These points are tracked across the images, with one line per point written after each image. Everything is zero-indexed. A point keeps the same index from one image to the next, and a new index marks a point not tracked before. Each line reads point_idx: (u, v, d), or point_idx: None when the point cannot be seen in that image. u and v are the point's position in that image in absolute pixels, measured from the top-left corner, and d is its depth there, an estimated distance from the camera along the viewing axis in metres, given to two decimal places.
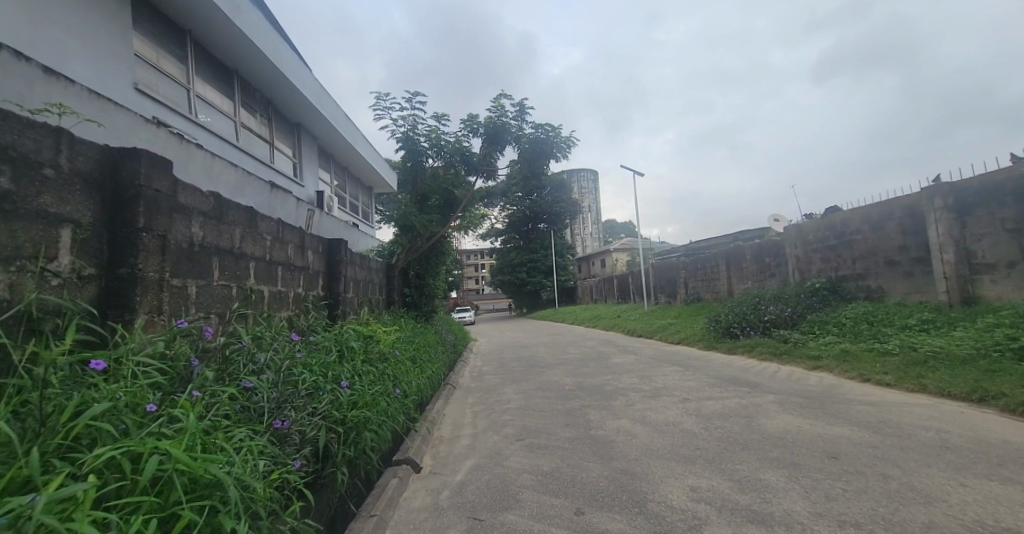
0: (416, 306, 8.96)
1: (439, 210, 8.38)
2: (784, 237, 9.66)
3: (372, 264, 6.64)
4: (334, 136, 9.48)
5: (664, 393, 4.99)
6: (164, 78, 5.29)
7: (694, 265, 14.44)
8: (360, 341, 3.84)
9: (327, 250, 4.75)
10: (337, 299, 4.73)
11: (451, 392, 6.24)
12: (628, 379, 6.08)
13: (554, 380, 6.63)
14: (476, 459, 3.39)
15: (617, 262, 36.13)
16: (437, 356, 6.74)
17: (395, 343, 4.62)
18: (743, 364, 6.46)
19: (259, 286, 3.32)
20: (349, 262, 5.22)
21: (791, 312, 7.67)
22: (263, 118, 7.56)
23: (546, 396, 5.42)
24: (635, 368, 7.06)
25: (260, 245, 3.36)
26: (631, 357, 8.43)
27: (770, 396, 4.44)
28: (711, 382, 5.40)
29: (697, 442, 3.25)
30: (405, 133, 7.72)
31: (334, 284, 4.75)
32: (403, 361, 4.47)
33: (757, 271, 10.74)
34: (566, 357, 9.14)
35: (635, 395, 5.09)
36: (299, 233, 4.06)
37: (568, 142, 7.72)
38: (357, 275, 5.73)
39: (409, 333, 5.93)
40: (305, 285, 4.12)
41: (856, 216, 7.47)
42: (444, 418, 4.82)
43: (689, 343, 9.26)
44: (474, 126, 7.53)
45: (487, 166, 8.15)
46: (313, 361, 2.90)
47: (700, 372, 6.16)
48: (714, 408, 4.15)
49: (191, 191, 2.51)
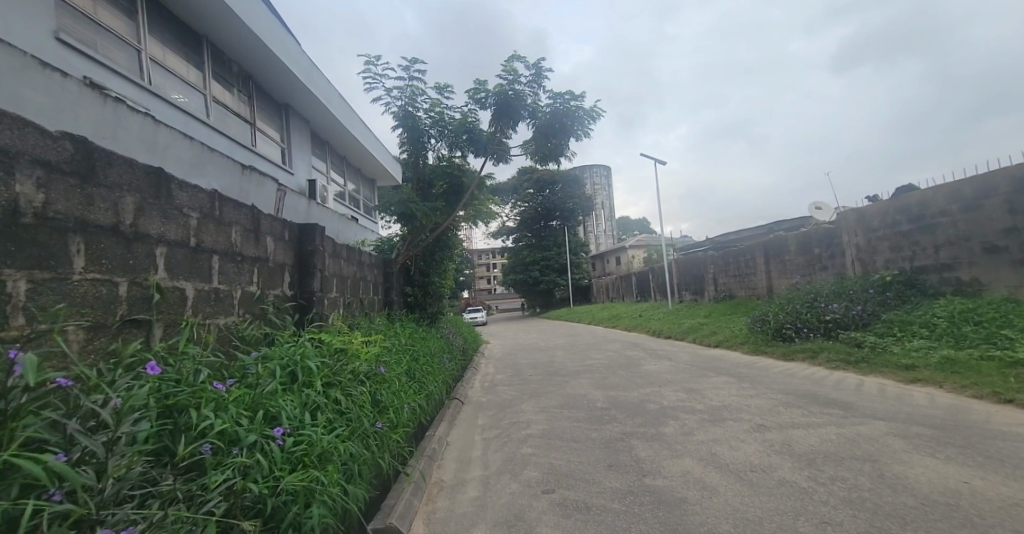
0: (421, 309, 7.97)
1: (444, 198, 7.40)
2: (838, 224, 8.48)
3: (364, 259, 5.67)
4: (328, 120, 8.53)
5: (729, 416, 3.93)
6: (106, 34, 4.36)
7: (724, 259, 13.26)
8: (330, 356, 2.82)
9: (297, 237, 3.77)
10: (311, 299, 3.73)
11: (460, 411, 5.23)
12: (674, 394, 5.01)
13: (580, 393, 5.57)
14: (488, 530, 2.33)
15: (632, 258, 34.84)
16: (441, 365, 5.77)
17: (382, 357, 3.60)
18: (811, 375, 5.35)
19: (176, 282, 2.30)
20: (326, 254, 4.24)
21: (860, 311, 6.53)
22: (241, 95, 6.64)
23: (576, 418, 4.36)
24: (676, 377, 6.01)
25: (179, 226, 2.34)
26: (666, 363, 7.35)
27: (883, 425, 3.30)
28: (784, 400, 4.29)
29: (819, 508, 2.17)
30: (404, 108, 6.70)
31: (307, 282, 3.75)
32: (392, 379, 3.45)
33: (804, 264, 9.53)
34: (590, 362, 8.07)
35: (690, 417, 4.00)
36: (251, 214, 3.06)
37: (593, 114, 6.64)
38: (341, 271, 4.75)
39: (407, 340, 4.96)
40: (258, 282, 3.11)
41: (940, 194, 6.31)
42: (448, 449, 3.80)
43: (731, 346, 8.15)
44: (482, 98, 6.48)
45: (499, 146, 7.06)
46: (237, 395, 1.90)
47: (761, 385, 5.05)
48: (811, 443, 3.04)
49: (9, 124, 1.48)
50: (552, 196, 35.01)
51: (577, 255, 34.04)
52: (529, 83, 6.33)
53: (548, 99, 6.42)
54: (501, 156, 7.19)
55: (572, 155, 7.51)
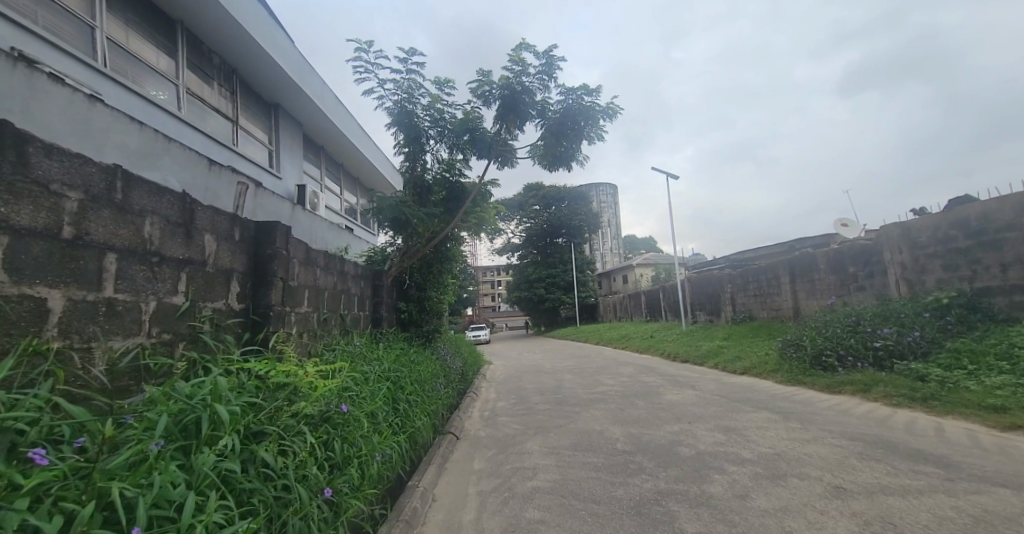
0: (415, 327, 7.22)
1: (443, 204, 6.79)
2: (877, 240, 7.73)
3: (347, 269, 4.96)
4: (323, 124, 7.94)
5: (790, 470, 3.12)
6: (47, 6, 3.73)
7: (742, 278, 12.47)
8: (268, 391, 2.06)
9: (254, 238, 3.05)
10: (268, 314, 2.98)
11: (455, 451, 4.43)
12: (710, 434, 4.22)
13: (596, 429, 4.76)
14: None
15: (641, 277, 33.99)
16: (434, 393, 5.02)
17: (345, 391, 2.85)
18: (873, 414, 4.53)
19: (27, 289, 1.56)
20: (294, 261, 3.53)
21: (917, 337, 5.74)
22: (223, 91, 5.96)
23: (593, 465, 3.54)
24: (707, 412, 5.21)
25: (39, 208, 1.62)
26: (690, 393, 6.53)
27: (1010, 495, 2.46)
28: (854, 449, 3.45)
29: None
30: (399, 104, 6.07)
31: (262, 293, 3.01)
32: (359, 419, 2.69)
33: (838, 284, 8.72)
34: (604, 390, 7.25)
35: (740, 471, 3.17)
36: (178, 204, 2.34)
37: (609, 112, 5.96)
38: (316, 282, 4.03)
39: (394, 367, 4.22)
40: (185, 290, 2.36)
41: (1009, 204, 5.55)
42: (435, 509, 2.99)
43: (761, 375, 7.35)
44: (487, 94, 5.83)
45: (505, 147, 6.39)
46: (56, 476, 1.11)
47: (814, 426, 4.22)
48: (925, 524, 2.20)
49: None
50: (558, 212, 34.49)
51: (583, 273, 33.23)
52: (538, 77, 5.67)
53: (559, 94, 5.77)
54: (506, 159, 6.53)
55: (584, 160, 6.86)
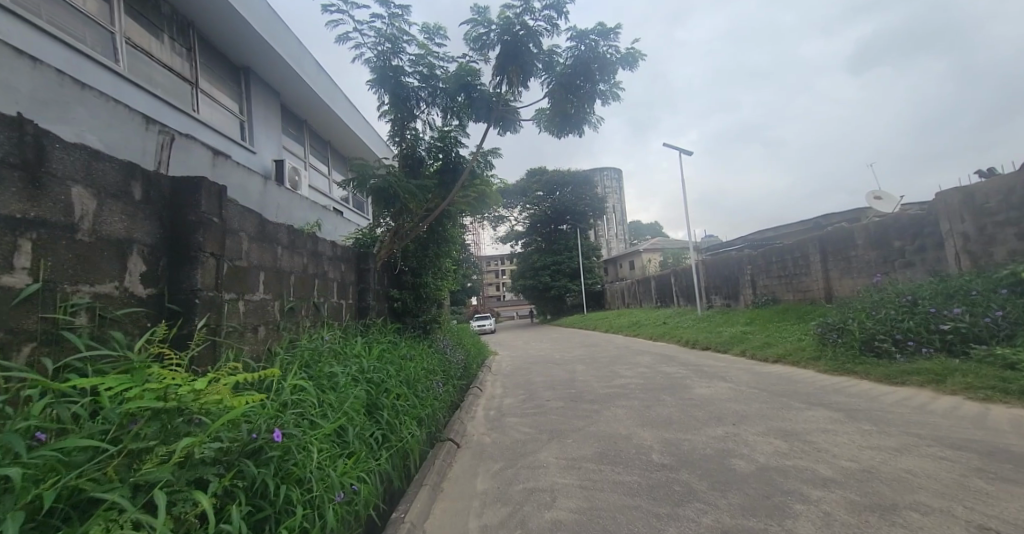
0: (411, 317, 6.45)
1: (437, 178, 5.97)
2: (931, 210, 6.86)
3: (321, 250, 4.17)
4: (302, 93, 7.05)
5: (897, 495, 2.34)
6: None
7: (764, 258, 11.62)
8: (138, 420, 1.27)
9: (170, 200, 2.22)
10: (191, 303, 2.17)
11: (455, 463, 3.66)
12: (768, 440, 3.44)
13: (622, 433, 4.00)
14: None
15: (648, 263, 33.16)
16: (430, 394, 4.27)
17: (290, 408, 2.09)
18: (960, 413, 3.76)
19: None
20: (235, 235, 2.71)
21: (999, 317, 4.99)
22: (178, 47, 5.07)
23: (628, 488, 2.75)
24: (752, 409, 4.43)
25: None
26: (723, 386, 5.75)
27: None
28: (969, 465, 2.64)
29: None
30: (383, 59, 5.19)
31: (181, 274, 2.20)
32: (309, 443, 1.93)
33: (881, 260, 7.85)
34: (624, 383, 6.48)
35: (829, 498, 2.37)
36: (11, 132, 1.50)
37: (629, 59, 5.07)
38: (275, 263, 3.25)
39: (377, 366, 3.45)
40: (28, 266, 1.53)
41: None
42: None
43: (799, 363, 6.58)
44: (485, 40, 4.93)
45: (506, 109, 5.60)
46: None
47: (896, 429, 3.44)
48: None
49: None
50: (562, 198, 33.51)
51: (590, 260, 32.37)
52: (543, 15, 4.77)
53: (570, 39, 4.89)
54: (508, 123, 5.77)
55: (597, 124, 6.03)
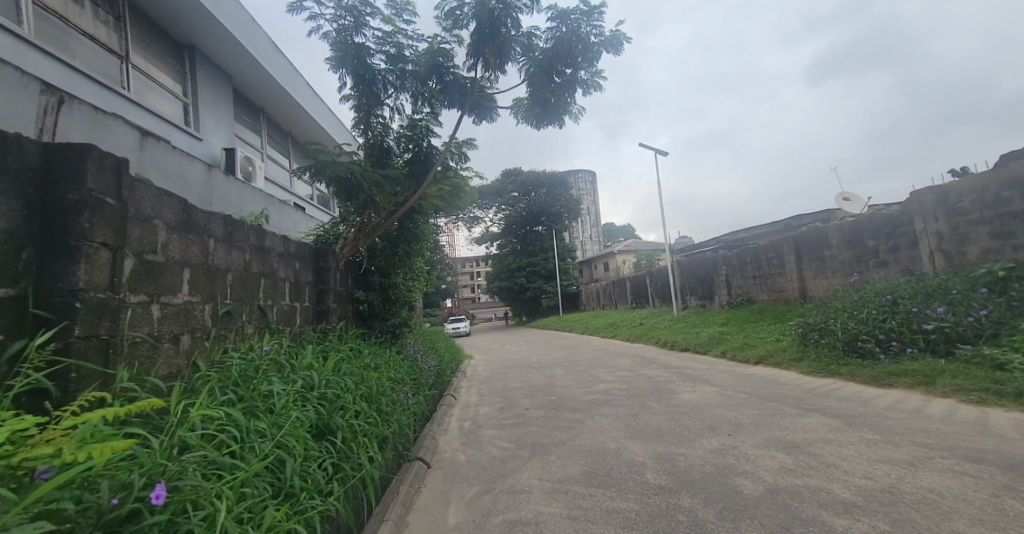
0: (378, 321, 5.93)
1: (406, 169, 5.48)
2: (907, 210, 6.83)
3: (269, 245, 3.63)
4: (256, 76, 6.44)
5: (930, 523, 2.04)
6: None
7: (739, 258, 11.57)
8: None
9: (40, 175, 1.70)
10: (70, 307, 1.65)
11: (423, 490, 3.19)
12: (770, 454, 3.14)
13: (609, 448, 3.63)
14: None
15: (622, 264, 33.31)
16: (398, 408, 3.79)
17: (197, 447, 1.59)
18: (960, 418, 3.56)
19: None
20: (146, 224, 2.19)
21: (984, 318, 4.87)
22: (103, 16, 4.44)
23: (625, 519, 2.37)
24: (744, 417, 4.15)
25: None
26: (709, 390, 5.48)
27: None
28: (995, 482, 2.39)
29: None
30: (344, 36, 4.69)
31: (55, 270, 1.67)
32: (221, 493, 1.45)
33: (856, 260, 7.82)
34: (605, 389, 6.14)
35: (855, 528, 2.06)
36: None
37: (613, 41, 4.74)
38: (206, 258, 2.72)
39: (331, 380, 2.95)
40: None
41: None
42: None
43: (782, 365, 6.40)
44: (458, 16, 4.49)
45: (482, 95, 5.20)
46: None
47: (901, 439, 3.20)
48: None
49: None
50: (537, 199, 33.28)
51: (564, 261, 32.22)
52: None
53: (551, 18, 4.51)
54: (485, 111, 5.36)
55: (579, 114, 5.69)
